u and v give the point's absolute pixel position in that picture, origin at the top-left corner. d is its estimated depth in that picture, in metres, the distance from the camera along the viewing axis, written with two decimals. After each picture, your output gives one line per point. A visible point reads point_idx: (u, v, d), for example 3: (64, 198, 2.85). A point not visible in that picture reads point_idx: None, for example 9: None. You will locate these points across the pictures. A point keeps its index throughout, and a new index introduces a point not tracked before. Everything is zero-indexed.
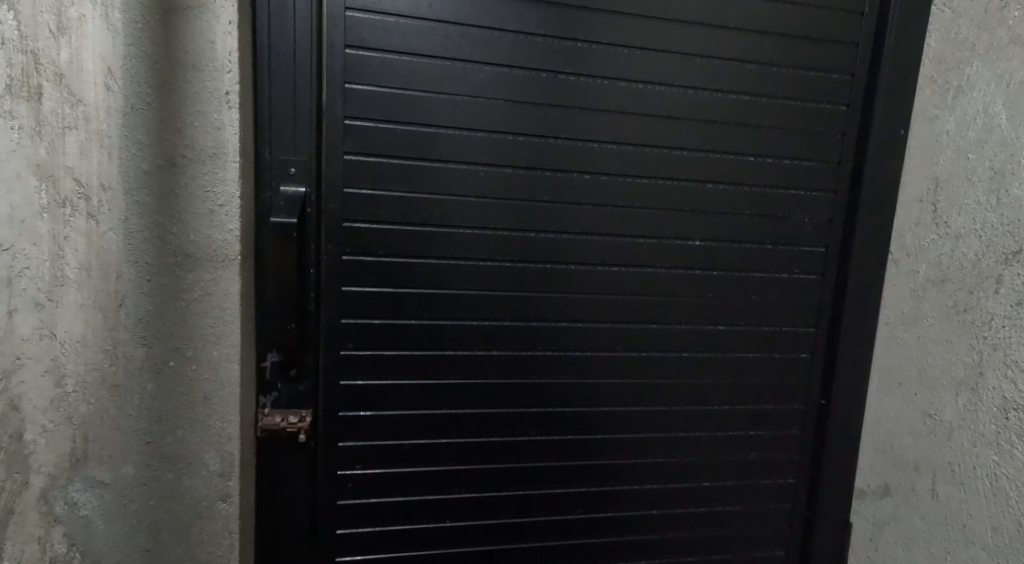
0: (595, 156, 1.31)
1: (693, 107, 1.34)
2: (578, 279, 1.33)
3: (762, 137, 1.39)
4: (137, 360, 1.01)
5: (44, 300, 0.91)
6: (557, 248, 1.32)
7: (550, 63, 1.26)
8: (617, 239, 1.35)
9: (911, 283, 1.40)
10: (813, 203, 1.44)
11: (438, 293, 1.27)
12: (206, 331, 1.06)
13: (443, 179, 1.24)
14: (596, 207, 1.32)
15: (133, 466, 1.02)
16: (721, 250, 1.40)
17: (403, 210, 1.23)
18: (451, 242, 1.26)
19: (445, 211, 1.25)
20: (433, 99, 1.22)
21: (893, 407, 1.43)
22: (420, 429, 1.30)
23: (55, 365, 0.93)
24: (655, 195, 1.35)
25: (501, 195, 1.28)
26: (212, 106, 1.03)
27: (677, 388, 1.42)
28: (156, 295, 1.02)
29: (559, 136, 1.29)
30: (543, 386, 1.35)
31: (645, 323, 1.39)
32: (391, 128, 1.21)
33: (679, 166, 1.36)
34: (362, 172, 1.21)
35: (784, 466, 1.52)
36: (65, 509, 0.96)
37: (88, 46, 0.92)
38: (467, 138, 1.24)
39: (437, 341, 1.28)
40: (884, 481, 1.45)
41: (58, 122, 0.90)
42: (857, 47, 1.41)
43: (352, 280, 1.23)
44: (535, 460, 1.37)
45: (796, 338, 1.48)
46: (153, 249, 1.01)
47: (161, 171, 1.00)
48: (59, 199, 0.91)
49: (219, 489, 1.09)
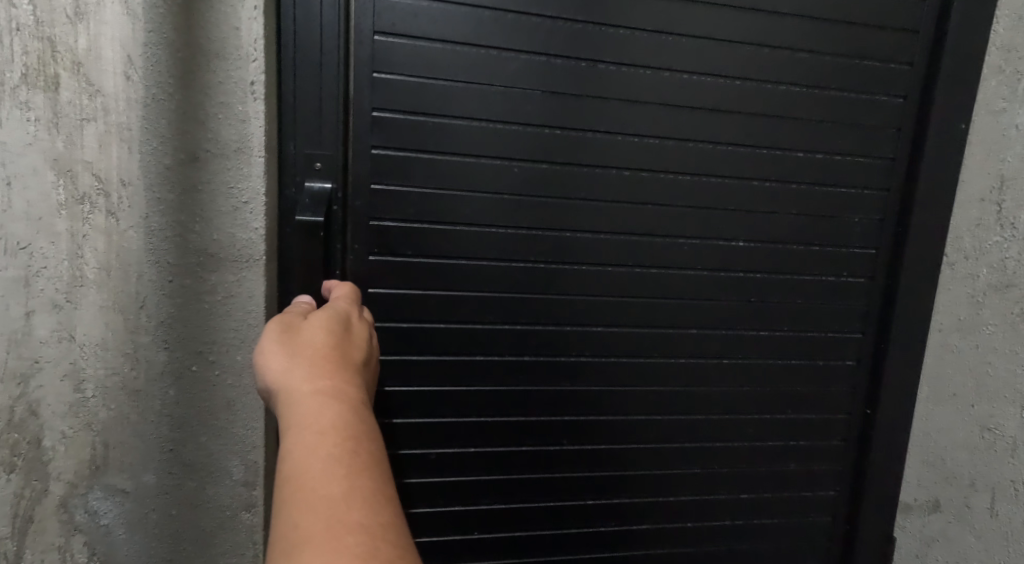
0: (635, 150, 1.24)
1: (740, 99, 1.26)
2: (614, 283, 1.27)
3: (813, 131, 1.31)
4: (158, 365, 0.97)
5: (63, 301, 0.93)
6: (594, 250, 1.25)
7: (590, 53, 1.19)
8: (657, 239, 1.28)
9: (969, 287, 1.35)
10: (863, 203, 1.36)
11: (468, 296, 1.21)
12: (230, 335, 0.99)
13: (477, 174, 1.18)
14: (635, 203, 1.25)
15: (154, 474, 0.99)
16: (766, 253, 1.33)
17: (432, 208, 1.17)
18: (483, 241, 1.20)
19: (476, 209, 1.19)
20: (466, 90, 1.15)
21: (946, 417, 1.39)
22: (448, 437, 1.25)
23: (75, 368, 0.94)
24: (699, 192, 1.28)
25: (537, 191, 1.21)
26: (236, 98, 0.95)
27: (717, 398, 1.36)
28: (177, 296, 0.97)
29: (598, 129, 1.21)
30: (577, 392, 1.29)
31: (685, 329, 1.32)
32: (422, 121, 1.14)
33: (724, 164, 1.28)
34: (391, 167, 1.15)
35: (828, 479, 1.46)
36: (87, 517, 0.97)
37: (107, 32, 0.89)
38: (500, 132, 1.18)
39: (467, 346, 1.23)
40: (933, 496, 1.42)
41: (76, 113, 0.89)
42: (918, 34, 1.32)
43: (379, 280, 1.17)
44: (568, 470, 1.31)
45: (843, 346, 1.41)
46: (174, 248, 0.96)
47: (183, 167, 0.94)
48: (78, 195, 0.91)
49: (242, 498, 1.03)
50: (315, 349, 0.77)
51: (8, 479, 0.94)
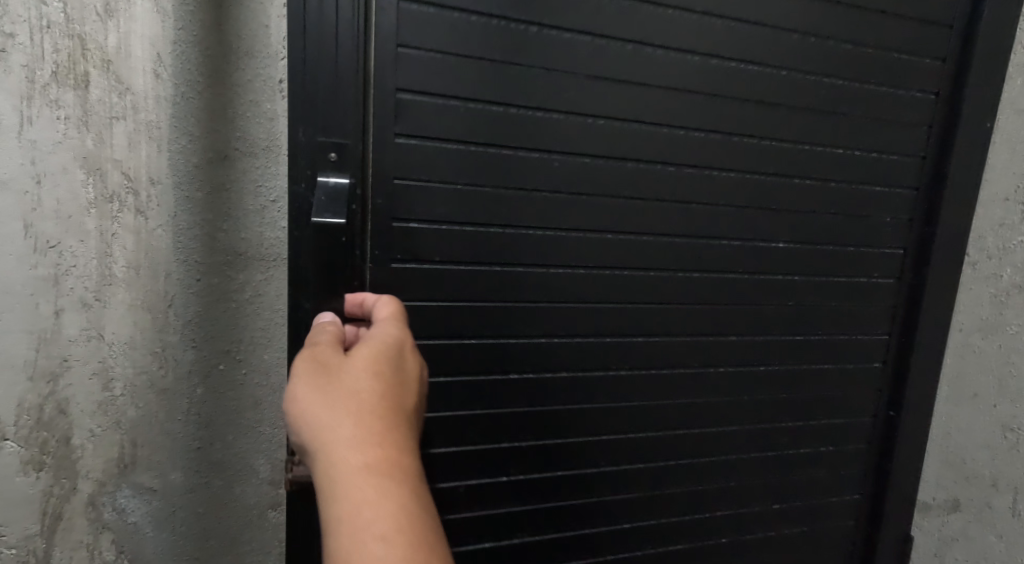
0: (679, 145, 1.18)
1: (777, 92, 1.23)
2: (655, 290, 1.22)
3: (848, 129, 1.30)
4: (185, 364, 0.97)
5: (92, 299, 0.92)
6: (637, 258, 1.20)
7: (636, 33, 1.12)
8: (695, 243, 1.24)
9: (992, 287, 1.35)
10: (895, 202, 1.36)
11: (506, 304, 1.12)
12: (257, 334, 0.99)
13: (516, 168, 1.09)
14: (677, 204, 1.21)
15: (181, 473, 0.99)
16: (799, 255, 1.32)
17: (467, 207, 1.07)
18: (523, 246, 1.12)
19: (514, 208, 1.10)
20: (506, 72, 1.05)
21: (967, 417, 1.39)
22: (481, 467, 1.16)
23: (104, 367, 0.94)
24: (740, 191, 1.25)
25: (580, 189, 1.13)
26: (265, 96, 0.95)
27: (748, 405, 1.34)
28: (204, 296, 0.96)
29: (645, 121, 1.15)
30: (614, 409, 1.23)
31: (724, 335, 1.29)
32: (456, 107, 1.03)
33: (762, 160, 1.25)
34: (420, 159, 1.03)
35: (850, 481, 1.46)
36: (114, 515, 0.97)
37: (136, 29, 0.89)
38: (543, 121, 1.09)
39: (505, 360, 1.14)
40: (952, 495, 1.42)
41: (105, 111, 0.89)
42: (951, 30, 1.31)
43: (404, 290, 1.06)
44: (607, 493, 1.26)
45: (868, 348, 1.40)
46: (203, 247, 0.95)
47: (211, 165, 0.94)
48: (107, 194, 0.91)
49: (268, 497, 1.03)
50: (362, 410, 0.67)
51: (37, 477, 0.94)
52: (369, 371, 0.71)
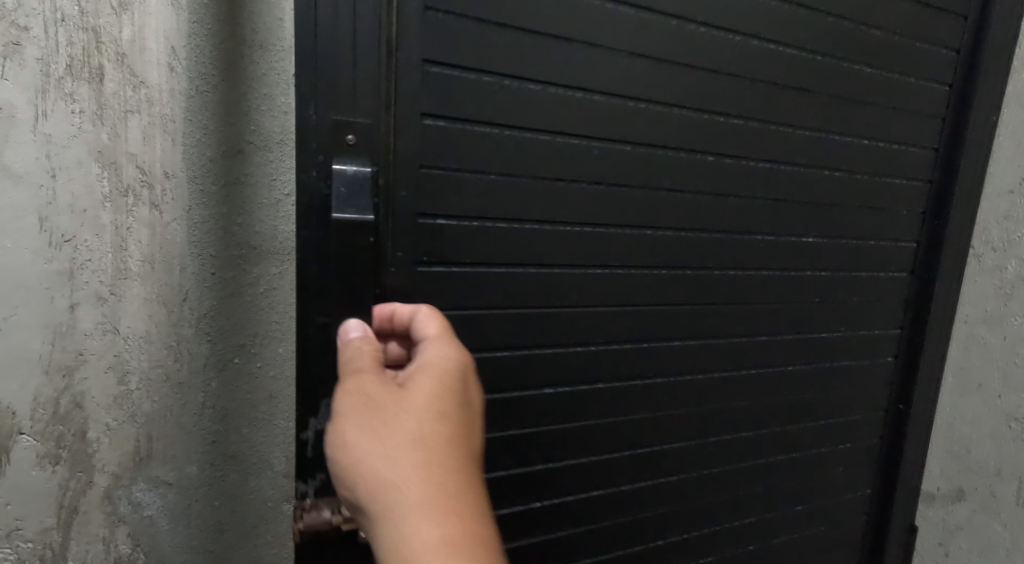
0: (720, 133, 1.12)
1: (807, 77, 1.18)
2: (692, 291, 1.16)
3: (876, 119, 1.27)
4: (200, 358, 0.98)
5: (107, 293, 0.92)
6: (676, 258, 1.13)
7: (677, 8, 1.04)
8: (733, 240, 1.18)
9: (996, 279, 1.36)
10: (912, 195, 1.36)
11: (542, 309, 1.03)
12: (272, 328, 1.00)
13: (552, 155, 0.99)
14: (715, 197, 1.14)
15: (197, 466, 1.00)
16: (828, 250, 1.28)
17: (500, 200, 0.97)
18: (559, 245, 1.02)
19: (551, 201, 1.00)
20: (543, 47, 0.95)
21: (971, 408, 1.41)
22: (513, 495, 1.06)
23: (119, 361, 0.94)
24: (777, 183, 1.20)
25: (619, 180, 1.05)
26: (279, 89, 0.95)
27: (778, 407, 1.30)
28: (219, 289, 0.97)
29: (688, 106, 1.08)
30: (653, 419, 1.16)
31: (758, 335, 1.24)
32: (488, 84, 0.93)
33: (798, 150, 1.21)
34: (450, 144, 0.92)
35: (859, 476, 1.47)
36: (130, 509, 0.98)
37: (151, 22, 0.89)
38: (582, 103, 0.99)
39: (540, 372, 1.04)
40: (957, 485, 1.43)
41: (120, 104, 0.89)
42: (965, 20, 1.31)
43: (437, 296, 0.95)
44: (642, 510, 1.19)
45: (880, 342, 1.40)
46: (217, 241, 0.96)
47: (226, 159, 0.94)
48: (122, 187, 0.91)
49: (282, 490, 1.05)
50: (421, 454, 0.64)
51: (53, 471, 0.93)
52: (429, 407, 0.68)
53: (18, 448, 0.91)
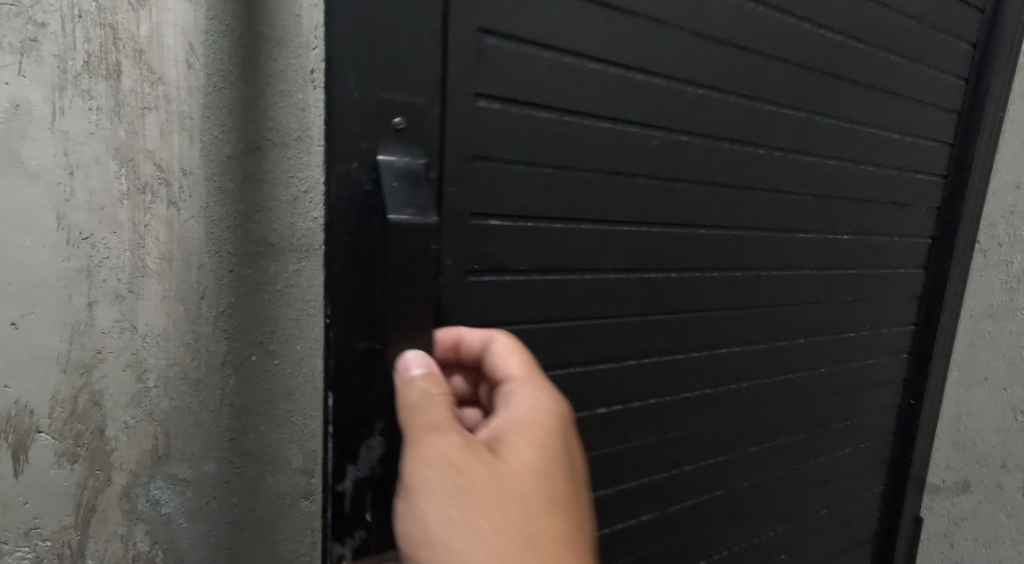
0: (771, 125, 1.07)
1: (848, 65, 1.14)
2: (742, 295, 1.10)
3: (902, 112, 1.25)
4: (218, 356, 0.98)
5: (125, 291, 0.91)
6: (728, 261, 1.06)
7: None
8: (779, 242, 1.13)
9: (1003, 273, 1.39)
10: (928, 190, 1.36)
11: (601, 316, 0.93)
12: (289, 325, 1.01)
13: (614, 146, 0.90)
14: (765, 195, 1.09)
15: (215, 463, 1.01)
16: (859, 249, 1.27)
17: (560, 196, 0.86)
18: (617, 250, 0.93)
19: (612, 196, 0.91)
20: (610, 20, 0.85)
21: (977, 401, 1.43)
22: None
23: (137, 359, 0.93)
24: (818, 180, 1.16)
25: (678, 173, 0.97)
26: (297, 86, 0.96)
27: (810, 411, 1.27)
28: (237, 287, 0.98)
29: (744, 94, 1.02)
30: (688, 438, 1.08)
31: (797, 339, 1.21)
32: (557, 64, 0.82)
33: (836, 144, 1.17)
34: (506, 132, 0.80)
35: (873, 478, 1.45)
36: (148, 507, 0.97)
37: (169, 18, 0.88)
38: (646, 88, 0.91)
39: (595, 389, 0.94)
40: (962, 477, 1.46)
41: (137, 102, 0.88)
42: (981, 14, 1.32)
43: (480, 314, 0.82)
44: (687, 533, 1.11)
45: (895, 338, 1.40)
46: (235, 239, 0.96)
47: (244, 156, 0.95)
48: (139, 185, 0.90)
49: (300, 487, 1.06)
50: (528, 527, 0.58)
51: (71, 469, 0.92)
52: (535, 474, 0.60)
53: (36, 446, 0.89)
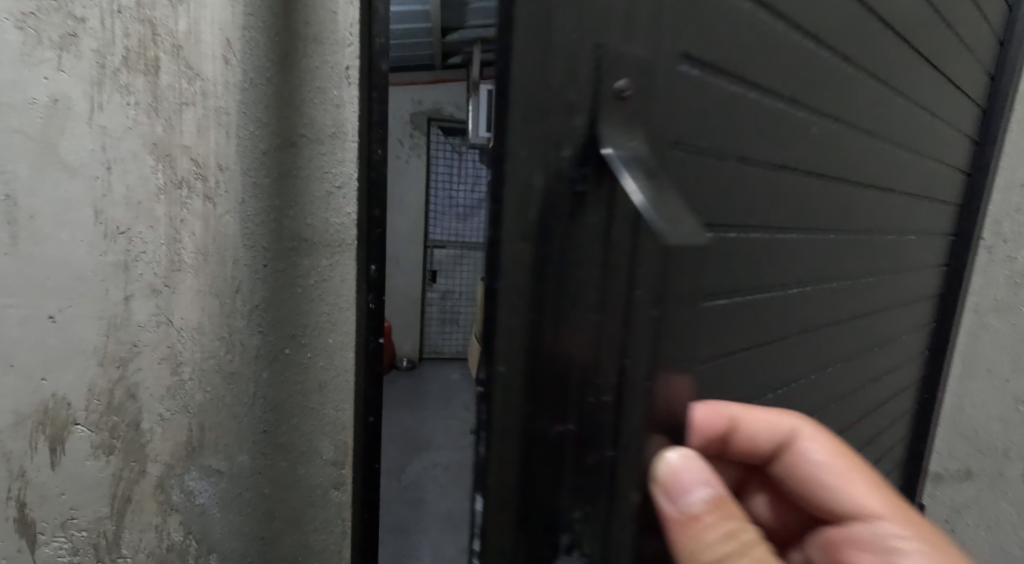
0: (875, 111, 1.01)
1: (928, 55, 1.10)
2: (838, 305, 1.04)
3: (954, 103, 1.26)
4: (252, 348, 1.00)
5: (161, 286, 0.91)
6: (832, 273, 1.00)
7: None
8: (862, 246, 1.08)
9: (1008, 269, 1.41)
10: (954, 182, 1.37)
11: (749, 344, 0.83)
12: (322, 318, 1.04)
13: (775, 132, 0.80)
14: (858, 198, 1.03)
15: (248, 455, 1.03)
16: (906, 250, 1.25)
17: (738, 198, 0.75)
18: (766, 265, 0.83)
19: (769, 196, 0.81)
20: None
21: (979, 392, 1.46)
22: None
23: (172, 352, 0.94)
24: (894, 176, 1.13)
25: (814, 165, 0.89)
26: (332, 83, 0.99)
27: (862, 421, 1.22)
28: (271, 280, 1.00)
29: (867, 69, 0.95)
30: None
31: (864, 349, 1.18)
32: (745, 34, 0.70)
33: (910, 132, 1.14)
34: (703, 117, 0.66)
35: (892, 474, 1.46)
36: (183, 497, 0.99)
37: (207, 15, 0.90)
38: (805, 66, 0.82)
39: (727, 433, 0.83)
40: (966, 466, 1.49)
41: (175, 97, 0.88)
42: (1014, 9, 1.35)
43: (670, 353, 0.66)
44: None
45: (916, 337, 1.41)
46: (269, 235, 0.99)
47: (280, 152, 0.98)
48: (176, 179, 0.90)
49: (331, 478, 1.10)
50: None
51: (107, 461, 0.91)
52: None
53: (73, 437, 0.88)
